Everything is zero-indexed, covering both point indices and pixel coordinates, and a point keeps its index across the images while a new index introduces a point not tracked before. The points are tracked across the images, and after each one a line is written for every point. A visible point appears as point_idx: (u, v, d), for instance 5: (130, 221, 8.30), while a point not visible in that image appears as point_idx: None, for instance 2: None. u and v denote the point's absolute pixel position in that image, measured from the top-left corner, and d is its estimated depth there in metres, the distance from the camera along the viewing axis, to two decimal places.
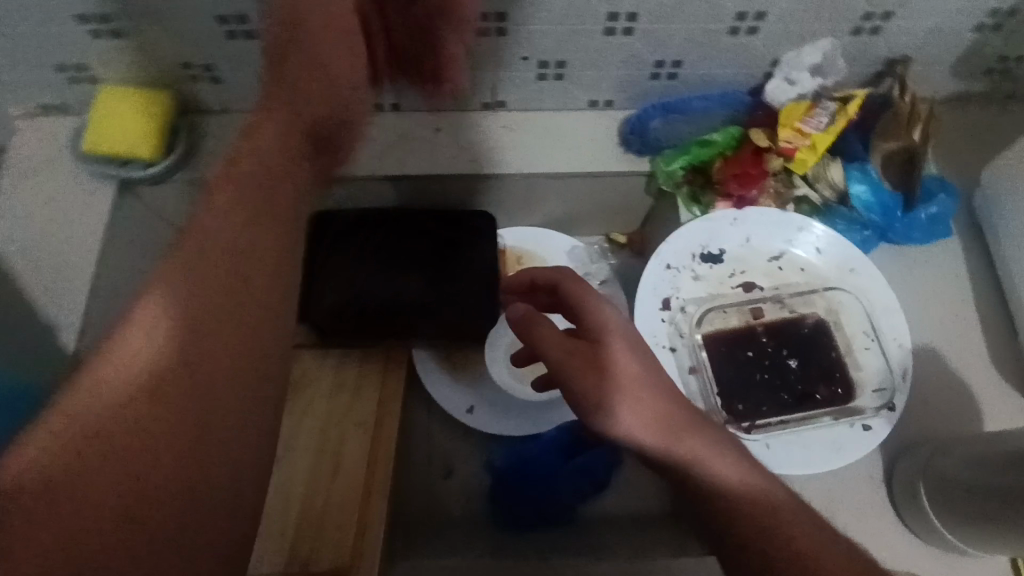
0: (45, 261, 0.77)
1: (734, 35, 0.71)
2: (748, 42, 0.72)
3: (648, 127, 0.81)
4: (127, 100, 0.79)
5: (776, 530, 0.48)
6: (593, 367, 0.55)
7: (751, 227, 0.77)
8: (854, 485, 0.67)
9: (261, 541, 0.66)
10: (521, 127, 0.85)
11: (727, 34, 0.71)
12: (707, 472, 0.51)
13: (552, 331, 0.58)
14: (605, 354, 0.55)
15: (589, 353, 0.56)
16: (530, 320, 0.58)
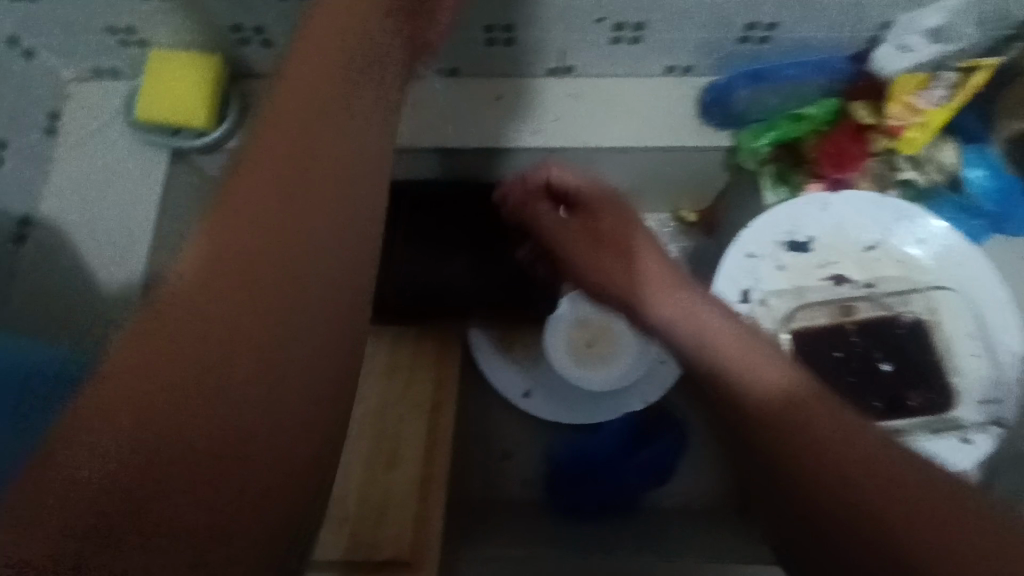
0: (99, 232, 0.75)
1: None
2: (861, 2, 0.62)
3: (733, 98, 0.73)
4: (180, 65, 0.76)
5: (815, 435, 0.41)
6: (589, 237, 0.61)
7: (844, 214, 0.69)
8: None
9: (323, 529, 0.63)
10: (587, 95, 0.77)
11: None
12: (748, 383, 0.45)
13: (554, 222, 0.63)
14: (633, 249, 0.57)
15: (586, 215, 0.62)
16: (530, 199, 0.66)
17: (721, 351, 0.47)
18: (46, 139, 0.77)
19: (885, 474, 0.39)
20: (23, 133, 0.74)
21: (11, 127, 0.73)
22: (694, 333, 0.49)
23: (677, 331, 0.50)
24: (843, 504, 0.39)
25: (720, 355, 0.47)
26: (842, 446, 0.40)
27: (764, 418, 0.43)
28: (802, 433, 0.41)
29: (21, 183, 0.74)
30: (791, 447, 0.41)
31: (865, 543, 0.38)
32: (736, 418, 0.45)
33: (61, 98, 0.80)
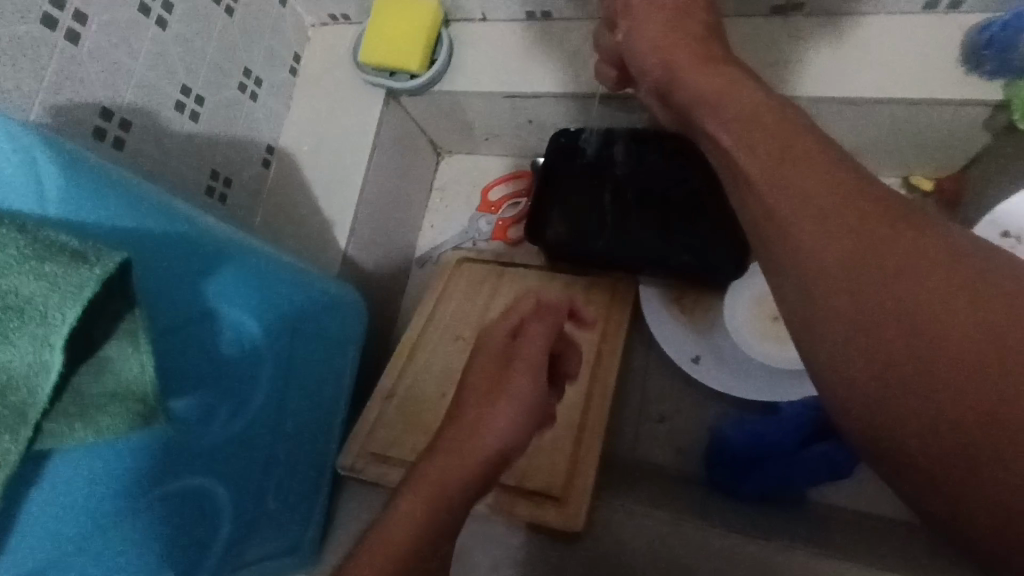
0: (324, 158, 0.85)
1: None
2: None
3: (1017, 39, 0.61)
4: (399, 11, 0.81)
5: (890, 286, 0.39)
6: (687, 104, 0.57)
7: None
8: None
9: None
10: (818, 36, 0.70)
11: None
12: (861, 286, 0.40)
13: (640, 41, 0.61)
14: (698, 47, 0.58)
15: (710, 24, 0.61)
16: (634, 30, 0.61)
17: (811, 225, 0.43)
18: (290, 77, 0.89)
19: (941, 291, 0.38)
20: (274, 69, 0.86)
21: (266, 62, 0.85)
22: (803, 247, 0.43)
23: (796, 238, 0.43)
24: (915, 346, 0.38)
25: (809, 226, 0.43)
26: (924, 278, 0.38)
27: (873, 358, 0.39)
28: (901, 276, 0.39)
29: (271, 112, 0.86)
30: (871, 343, 0.39)
31: (927, 383, 0.37)
32: (843, 296, 0.40)
33: (303, 42, 0.91)
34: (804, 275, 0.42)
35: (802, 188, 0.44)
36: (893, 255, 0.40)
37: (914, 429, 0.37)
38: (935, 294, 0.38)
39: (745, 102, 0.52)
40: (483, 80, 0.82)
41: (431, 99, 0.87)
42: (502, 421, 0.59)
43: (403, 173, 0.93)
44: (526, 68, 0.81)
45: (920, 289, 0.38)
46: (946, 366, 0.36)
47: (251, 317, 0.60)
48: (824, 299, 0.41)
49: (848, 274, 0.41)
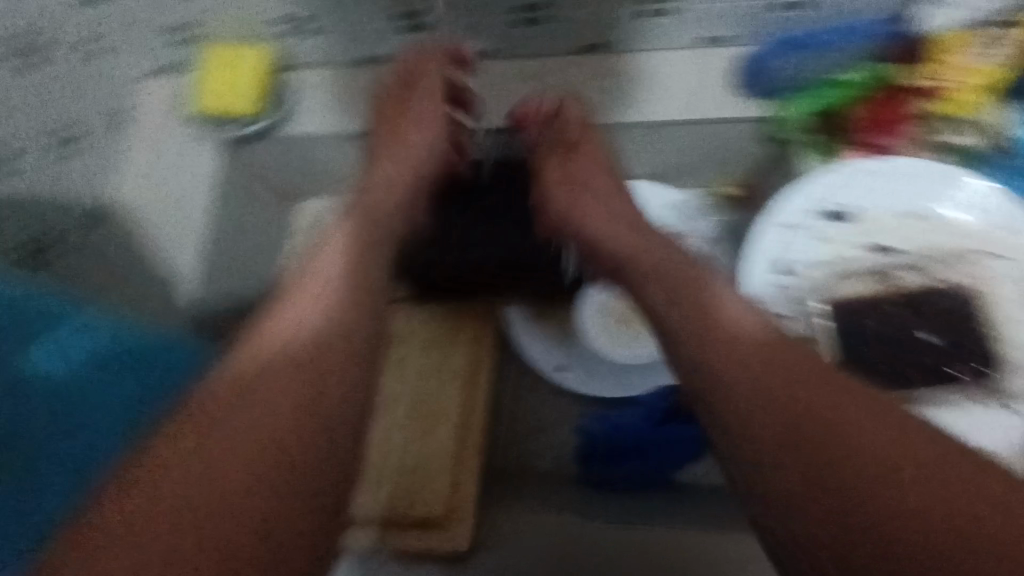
0: (155, 214, 0.80)
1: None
2: None
3: (767, 67, 0.73)
4: (229, 59, 0.81)
5: (815, 454, 0.45)
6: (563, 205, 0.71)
7: (889, 181, 0.67)
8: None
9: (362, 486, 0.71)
10: (615, 70, 0.78)
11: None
12: (781, 408, 0.47)
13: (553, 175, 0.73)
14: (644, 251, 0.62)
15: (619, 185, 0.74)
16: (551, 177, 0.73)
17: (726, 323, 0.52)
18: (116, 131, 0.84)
19: (864, 454, 0.44)
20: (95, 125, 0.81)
21: None
22: (735, 379, 0.49)
23: (727, 389, 0.49)
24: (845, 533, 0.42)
25: (749, 358, 0.49)
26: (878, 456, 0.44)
27: (785, 497, 0.45)
28: (815, 449, 0.45)
29: (99, 171, 0.81)
30: (801, 459, 0.45)
31: (816, 492, 0.44)
32: (755, 438, 0.46)
33: None
34: (730, 429, 0.48)
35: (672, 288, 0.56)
36: (801, 377, 0.48)
37: (853, 498, 0.43)
38: (857, 467, 0.43)
39: (614, 233, 0.66)
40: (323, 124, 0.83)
41: (272, 145, 0.86)
42: (277, 398, 0.49)
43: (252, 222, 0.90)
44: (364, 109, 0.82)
45: (850, 464, 0.44)
46: (857, 493, 0.43)
47: (87, 385, 0.61)
48: (751, 399, 0.47)
49: (715, 360, 0.50)
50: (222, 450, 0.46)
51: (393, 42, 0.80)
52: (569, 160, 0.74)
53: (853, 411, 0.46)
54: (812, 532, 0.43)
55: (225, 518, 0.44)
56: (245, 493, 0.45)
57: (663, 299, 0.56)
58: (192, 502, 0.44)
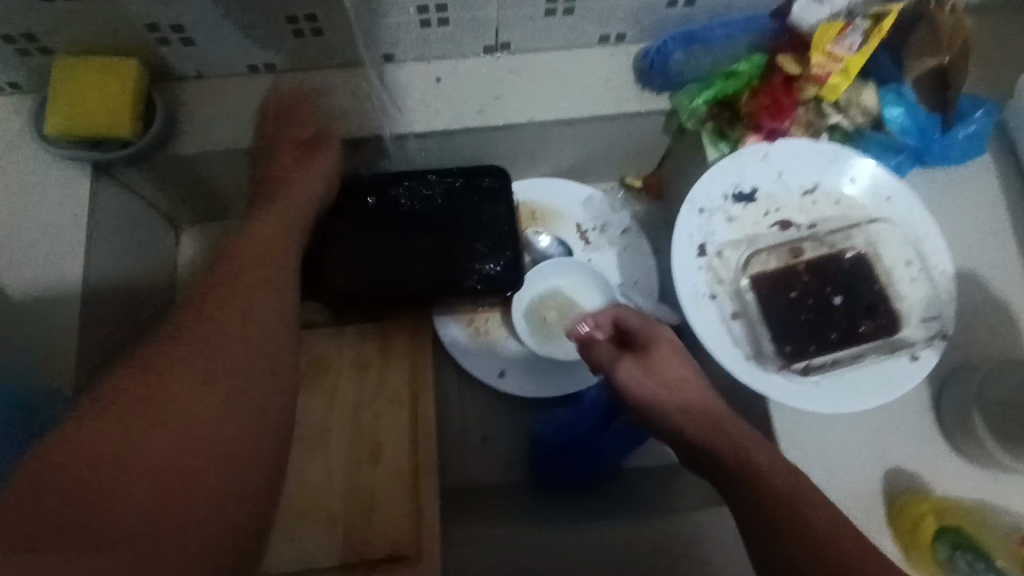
0: (24, 257, 0.69)
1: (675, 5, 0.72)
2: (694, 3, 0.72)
3: (668, 61, 0.74)
4: (89, 73, 0.70)
5: (717, 442, 0.56)
6: (670, 388, 0.60)
7: (783, 162, 0.73)
8: (906, 416, 0.67)
9: (292, 526, 0.62)
10: (525, 70, 0.77)
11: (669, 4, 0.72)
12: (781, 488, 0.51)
13: (606, 349, 0.65)
14: (660, 355, 0.62)
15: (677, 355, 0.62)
16: (590, 340, 0.67)
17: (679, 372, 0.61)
18: None
19: (783, 478, 0.52)
20: None
21: None
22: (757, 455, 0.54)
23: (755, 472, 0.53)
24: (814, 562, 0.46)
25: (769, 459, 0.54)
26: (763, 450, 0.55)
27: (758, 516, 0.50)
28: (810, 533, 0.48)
29: None
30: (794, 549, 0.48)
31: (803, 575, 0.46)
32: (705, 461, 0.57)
33: None
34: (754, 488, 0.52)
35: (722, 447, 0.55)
36: (733, 434, 0.56)
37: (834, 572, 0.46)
38: (766, 479, 0.52)
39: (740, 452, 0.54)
40: (213, 141, 0.75)
41: (153, 168, 0.76)
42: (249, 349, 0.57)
43: (137, 257, 0.80)
44: (259, 123, 0.75)
45: (765, 477, 0.52)
46: (797, 514, 0.49)
47: None
48: (702, 435, 0.57)
49: (665, 403, 0.60)
50: (165, 406, 0.50)
51: (285, 48, 0.73)
52: (655, 363, 0.61)
53: (765, 449, 0.55)
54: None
55: (133, 498, 0.46)
56: (166, 463, 0.48)
57: (665, 390, 0.60)
58: (117, 464, 0.46)
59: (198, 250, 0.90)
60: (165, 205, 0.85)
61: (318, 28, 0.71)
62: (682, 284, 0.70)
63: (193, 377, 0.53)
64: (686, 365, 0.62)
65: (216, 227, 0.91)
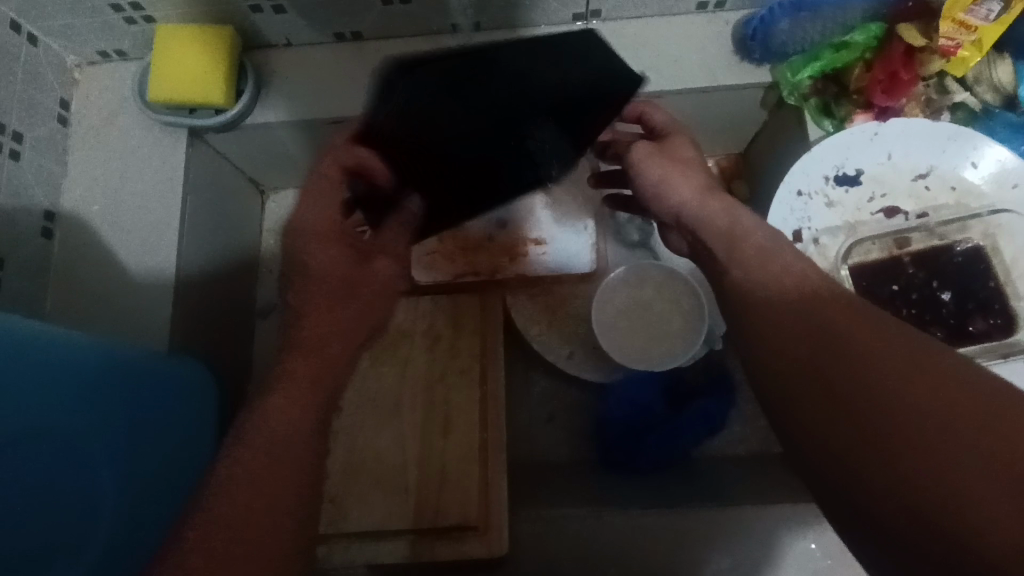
0: (127, 219, 0.73)
1: None
2: None
3: (772, 31, 0.68)
4: (187, 42, 0.72)
5: (879, 381, 0.38)
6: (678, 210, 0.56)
7: (893, 144, 0.67)
8: None
9: (387, 499, 0.63)
10: (614, 40, 0.74)
11: None
12: (889, 378, 0.38)
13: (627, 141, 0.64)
14: (674, 144, 0.61)
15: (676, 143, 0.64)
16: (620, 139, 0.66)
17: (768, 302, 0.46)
18: (61, 126, 0.75)
19: (975, 416, 0.34)
20: (37, 120, 0.71)
21: (26, 112, 0.70)
22: (851, 350, 0.40)
23: (878, 379, 0.38)
24: (956, 449, 0.34)
25: (866, 343, 0.40)
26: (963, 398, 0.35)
27: (891, 413, 0.37)
28: (935, 422, 0.35)
29: (44, 170, 0.72)
30: (916, 452, 0.35)
31: (934, 465, 0.34)
32: (817, 422, 0.40)
33: (70, 86, 0.76)
34: (858, 390, 0.38)
35: (818, 354, 0.41)
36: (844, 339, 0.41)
37: (955, 464, 0.34)
38: (944, 426, 0.35)
39: (860, 339, 0.40)
40: (299, 109, 0.76)
41: (243, 134, 0.78)
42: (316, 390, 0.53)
43: (223, 219, 0.83)
44: (343, 92, 0.76)
45: (928, 432, 0.35)
46: (924, 415, 0.36)
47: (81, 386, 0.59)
48: (787, 355, 0.43)
49: (782, 375, 0.43)
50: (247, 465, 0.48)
51: (372, 16, 0.73)
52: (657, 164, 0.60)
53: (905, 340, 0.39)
54: (905, 493, 0.35)
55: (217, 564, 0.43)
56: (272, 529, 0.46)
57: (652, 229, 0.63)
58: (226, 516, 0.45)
59: (280, 214, 0.93)
60: (252, 170, 0.87)
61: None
62: None
63: (257, 451, 0.48)
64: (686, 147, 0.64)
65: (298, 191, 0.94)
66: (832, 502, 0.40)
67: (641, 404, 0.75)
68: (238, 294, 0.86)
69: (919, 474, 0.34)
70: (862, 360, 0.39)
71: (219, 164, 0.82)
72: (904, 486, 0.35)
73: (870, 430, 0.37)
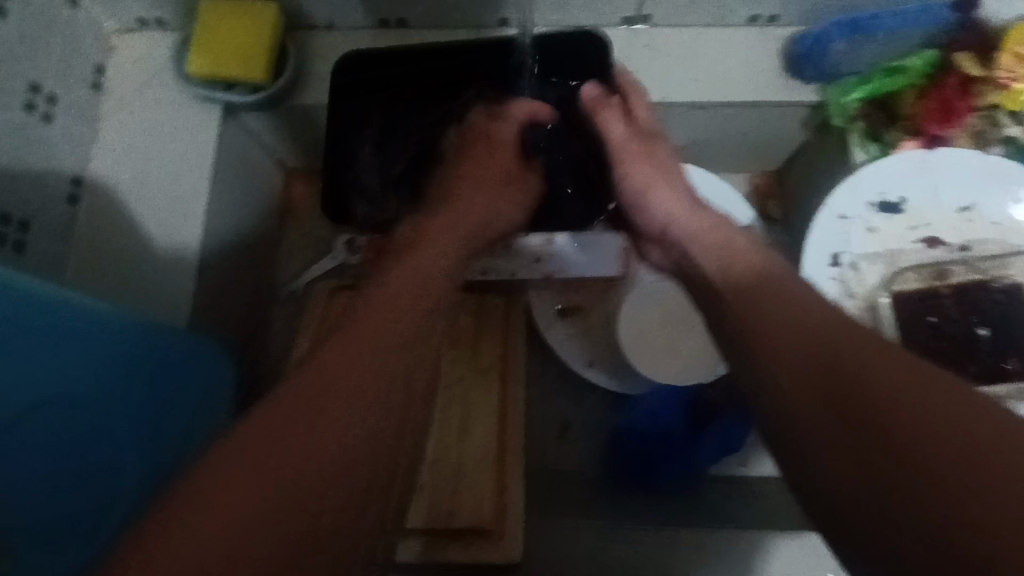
0: (153, 193, 0.72)
1: None
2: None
3: (828, 50, 0.67)
4: (229, 16, 0.71)
5: (898, 410, 0.36)
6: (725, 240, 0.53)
7: (939, 175, 0.66)
8: None
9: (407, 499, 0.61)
10: (662, 47, 0.73)
11: None
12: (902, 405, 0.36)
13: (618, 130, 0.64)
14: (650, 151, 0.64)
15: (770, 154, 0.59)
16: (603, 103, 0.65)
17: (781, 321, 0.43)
18: (93, 92, 0.73)
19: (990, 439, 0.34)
20: (70, 82, 0.70)
21: (61, 74, 0.69)
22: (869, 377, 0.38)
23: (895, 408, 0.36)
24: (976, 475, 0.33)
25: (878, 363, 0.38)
26: (1021, 444, 0.33)
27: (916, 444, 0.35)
28: (954, 451, 0.34)
29: (74, 134, 0.70)
30: (950, 491, 0.33)
31: (967, 504, 0.32)
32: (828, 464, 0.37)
33: (105, 52, 0.75)
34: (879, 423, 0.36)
35: (835, 384, 0.38)
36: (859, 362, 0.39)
37: (981, 495, 0.32)
38: (962, 453, 0.34)
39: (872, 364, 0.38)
40: None
41: (276, 114, 0.78)
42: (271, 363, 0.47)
43: (251, 201, 0.82)
44: None
45: (976, 465, 0.33)
46: (937, 441, 0.34)
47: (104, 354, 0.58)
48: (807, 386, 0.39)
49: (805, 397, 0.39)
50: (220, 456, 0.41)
51: (420, 4, 0.72)
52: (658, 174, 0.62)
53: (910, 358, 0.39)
54: (934, 532, 0.32)
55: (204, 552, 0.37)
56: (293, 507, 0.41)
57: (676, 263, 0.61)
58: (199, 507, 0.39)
59: (305, 197, 0.92)
60: (282, 150, 0.86)
61: None
62: None
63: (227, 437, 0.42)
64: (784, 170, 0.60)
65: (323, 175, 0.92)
66: (830, 520, 0.37)
67: (659, 418, 0.74)
68: (258, 278, 0.84)
69: (960, 510, 0.32)
70: (876, 384, 0.37)
71: (251, 141, 0.81)
72: (950, 534, 0.32)
73: (892, 466, 0.35)
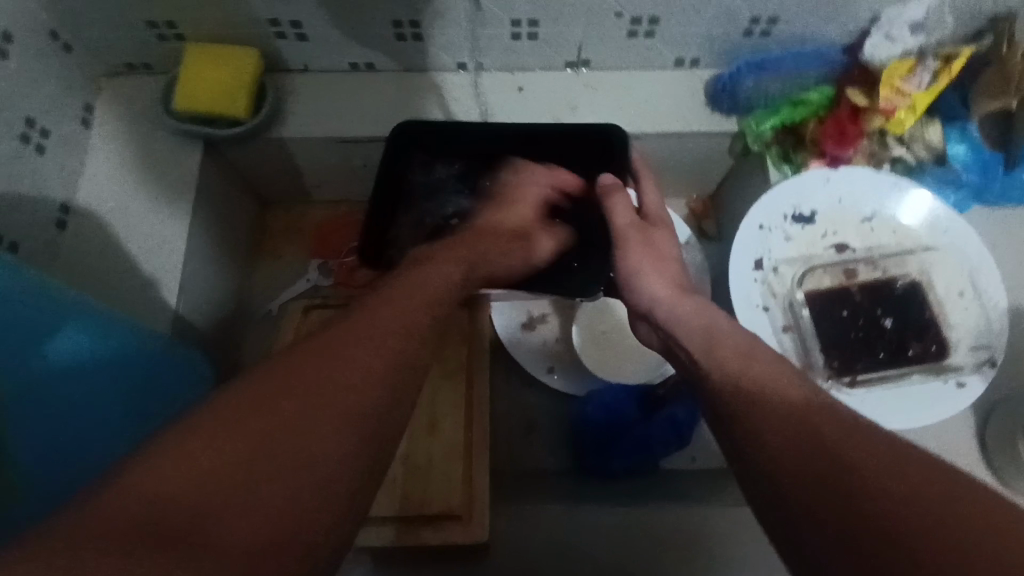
0: (137, 220, 0.77)
1: (749, 36, 0.77)
2: (762, 42, 0.78)
3: (740, 87, 0.79)
4: (211, 59, 0.78)
5: (835, 443, 0.42)
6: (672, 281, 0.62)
7: (842, 189, 0.76)
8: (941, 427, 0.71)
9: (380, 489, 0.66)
10: (601, 86, 0.83)
11: (742, 35, 0.77)
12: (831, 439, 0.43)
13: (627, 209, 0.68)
14: (652, 233, 0.68)
15: (646, 229, 0.68)
16: (610, 192, 0.69)
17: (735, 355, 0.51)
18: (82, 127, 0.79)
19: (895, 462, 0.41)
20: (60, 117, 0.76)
21: (52, 110, 0.75)
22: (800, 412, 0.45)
23: (821, 433, 0.43)
24: (892, 486, 0.39)
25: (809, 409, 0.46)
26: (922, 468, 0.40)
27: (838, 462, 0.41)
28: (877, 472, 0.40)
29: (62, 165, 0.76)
30: (863, 501, 0.39)
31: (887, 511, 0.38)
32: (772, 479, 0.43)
33: (91, 92, 0.81)
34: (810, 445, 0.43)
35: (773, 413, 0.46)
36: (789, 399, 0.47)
37: (898, 502, 0.38)
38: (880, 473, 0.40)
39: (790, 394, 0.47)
40: (311, 128, 0.83)
41: (253, 147, 0.85)
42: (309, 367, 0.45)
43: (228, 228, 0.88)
44: (354, 115, 0.83)
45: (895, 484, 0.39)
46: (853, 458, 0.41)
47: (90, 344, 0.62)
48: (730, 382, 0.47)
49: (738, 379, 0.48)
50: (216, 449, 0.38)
51: (386, 49, 0.81)
52: (651, 254, 0.66)
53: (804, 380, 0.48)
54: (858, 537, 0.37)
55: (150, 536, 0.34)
56: (262, 516, 0.37)
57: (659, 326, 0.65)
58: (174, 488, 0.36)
59: (283, 224, 0.98)
60: (258, 182, 0.93)
61: (418, 34, 0.78)
62: (739, 296, 0.73)
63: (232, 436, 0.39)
64: (667, 240, 0.68)
65: (295, 205, 0.99)
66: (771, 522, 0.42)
67: (613, 407, 0.79)
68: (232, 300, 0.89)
69: (893, 520, 0.37)
70: (798, 417, 0.45)
71: (229, 173, 0.88)
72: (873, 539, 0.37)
73: (819, 481, 0.41)
